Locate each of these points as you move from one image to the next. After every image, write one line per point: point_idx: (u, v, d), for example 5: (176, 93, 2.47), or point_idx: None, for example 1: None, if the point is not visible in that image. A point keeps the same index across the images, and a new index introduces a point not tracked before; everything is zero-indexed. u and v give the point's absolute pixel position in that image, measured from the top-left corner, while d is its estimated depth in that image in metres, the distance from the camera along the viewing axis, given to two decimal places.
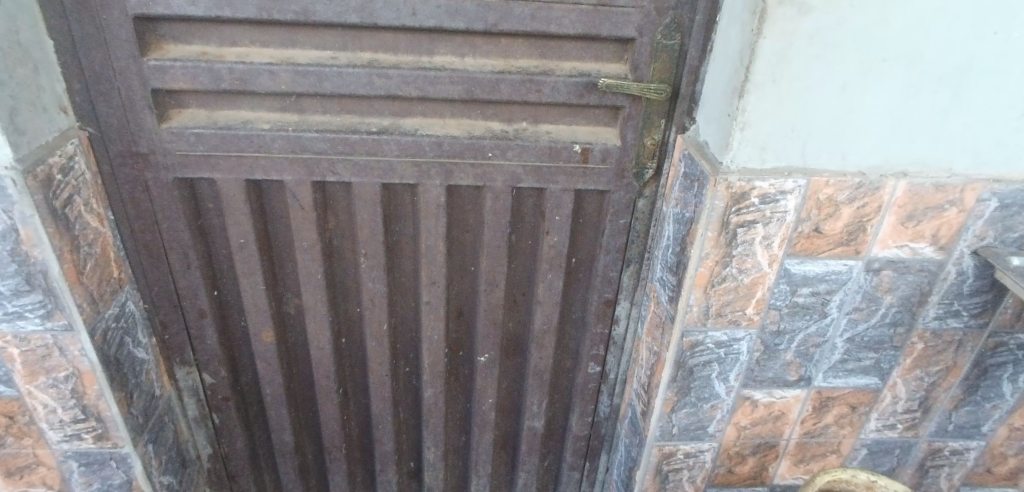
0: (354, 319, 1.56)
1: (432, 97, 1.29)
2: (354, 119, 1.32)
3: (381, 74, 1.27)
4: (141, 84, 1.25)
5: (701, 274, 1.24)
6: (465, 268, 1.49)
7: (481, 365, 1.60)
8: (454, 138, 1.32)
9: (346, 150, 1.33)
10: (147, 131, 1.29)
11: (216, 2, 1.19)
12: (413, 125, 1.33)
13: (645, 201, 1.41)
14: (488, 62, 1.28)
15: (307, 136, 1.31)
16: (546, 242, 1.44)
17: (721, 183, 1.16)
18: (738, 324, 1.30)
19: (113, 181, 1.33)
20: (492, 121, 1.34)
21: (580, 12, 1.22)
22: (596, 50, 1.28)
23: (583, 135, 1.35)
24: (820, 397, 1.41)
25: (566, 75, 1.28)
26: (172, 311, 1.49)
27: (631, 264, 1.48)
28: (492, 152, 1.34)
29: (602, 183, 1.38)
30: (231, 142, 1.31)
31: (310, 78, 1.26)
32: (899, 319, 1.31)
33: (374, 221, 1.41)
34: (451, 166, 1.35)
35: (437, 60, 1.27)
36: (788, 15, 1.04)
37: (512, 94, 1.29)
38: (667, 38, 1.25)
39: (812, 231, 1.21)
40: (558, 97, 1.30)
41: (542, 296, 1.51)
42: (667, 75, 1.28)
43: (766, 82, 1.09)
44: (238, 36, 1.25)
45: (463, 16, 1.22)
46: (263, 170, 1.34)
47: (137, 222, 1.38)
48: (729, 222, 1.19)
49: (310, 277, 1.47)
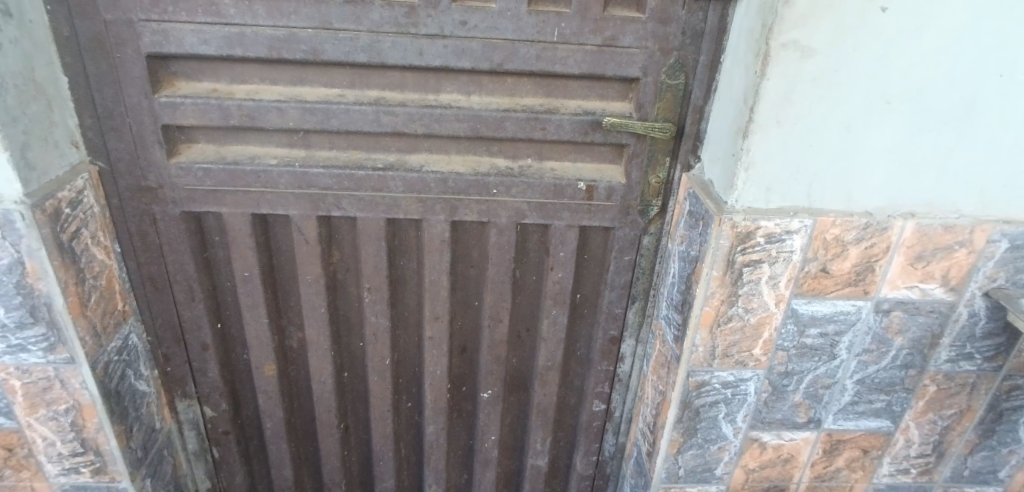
0: (357, 353, 1.56)
1: (437, 134, 1.30)
2: (361, 155, 1.33)
3: (387, 112, 1.28)
4: (152, 120, 1.27)
5: (707, 314, 1.23)
6: (469, 303, 1.49)
7: (484, 402, 1.58)
8: (458, 174, 1.33)
9: (352, 185, 1.33)
10: (156, 165, 1.31)
11: (227, 41, 1.22)
12: (419, 161, 1.34)
13: (651, 238, 1.40)
14: (493, 100, 1.29)
15: (313, 172, 1.32)
16: (551, 279, 1.43)
17: (726, 222, 1.15)
18: (745, 365, 1.28)
19: (121, 214, 1.34)
20: (497, 157, 1.35)
21: (585, 53, 1.24)
22: (601, 89, 1.29)
23: (588, 173, 1.35)
24: (831, 439, 1.38)
25: (571, 114, 1.29)
26: (174, 343, 1.49)
27: (636, 301, 1.47)
28: (497, 189, 1.34)
29: (607, 220, 1.37)
30: (239, 177, 1.32)
31: (318, 114, 1.28)
32: (910, 361, 1.29)
33: (378, 255, 1.41)
34: (456, 201, 1.35)
35: (444, 98, 1.29)
36: (791, 58, 1.04)
37: (517, 132, 1.30)
38: (671, 78, 1.25)
39: (819, 271, 1.20)
40: (562, 135, 1.30)
41: (546, 333, 1.49)
42: (672, 114, 1.28)
43: (769, 123, 1.09)
44: (248, 74, 1.27)
45: (469, 55, 1.24)
46: (269, 205, 1.35)
47: (143, 255, 1.39)
48: (734, 261, 1.18)
49: (314, 310, 1.47)
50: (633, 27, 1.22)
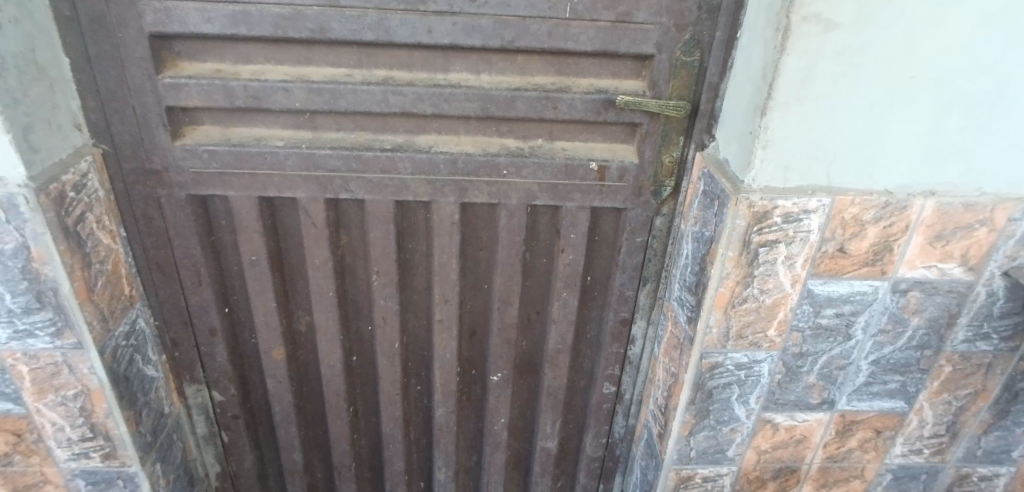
0: (366, 337, 1.54)
1: (447, 114, 1.28)
2: (369, 136, 1.32)
3: (396, 91, 1.26)
4: (156, 101, 1.25)
5: (721, 295, 1.21)
6: (479, 285, 1.47)
7: (494, 385, 1.57)
8: (468, 155, 1.31)
9: (360, 167, 1.32)
10: (161, 148, 1.29)
11: (232, 20, 1.19)
12: (428, 142, 1.32)
13: (663, 219, 1.38)
14: (503, 79, 1.27)
15: (321, 153, 1.30)
16: (561, 261, 1.42)
17: (742, 202, 1.14)
18: (760, 346, 1.26)
19: (126, 197, 1.33)
20: (507, 138, 1.33)
21: (597, 30, 1.21)
22: (613, 68, 1.27)
23: (599, 153, 1.33)
24: (844, 420, 1.36)
25: (582, 93, 1.27)
26: (182, 328, 1.47)
27: (648, 283, 1.45)
28: (507, 170, 1.32)
29: (619, 201, 1.35)
30: (245, 159, 1.30)
31: (325, 95, 1.26)
32: (926, 342, 1.27)
33: (387, 238, 1.39)
34: (466, 183, 1.33)
35: (453, 77, 1.27)
36: (812, 35, 1.03)
37: (527, 111, 1.28)
38: (686, 55, 1.22)
39: (836, 251, 1.18)
40: (574, 114, 1.28)
41: (556, 317, 1.48)
42: (687, 92, 1.26)
43: (789, 101, 1.08)
44: (253, 54, 1.25)
45: (479, 33, 1.21)
46: (276, 187, 1.33)
47: (149, 238, 1.37)
48: (750, 241, 1.17)
49: (322, 294, 1.45)
50: (647, 2, 1.18)
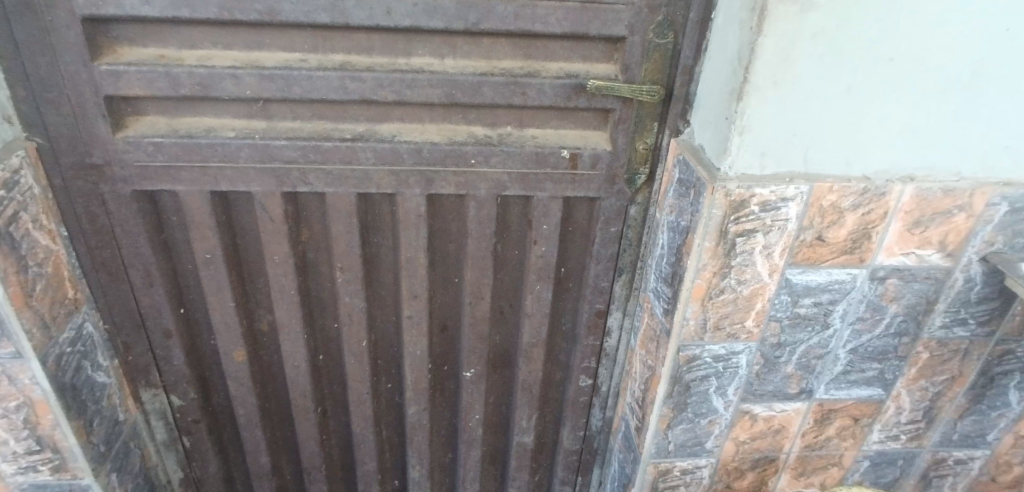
0: (333, 335, 1.47)
1: (410, 101, 1.21)
2: (327, 125, 1.25)
3: (354, 77, 1.18)
4: (93, 91, 1.16)
5: (698, 287, 1.17)
6: (449, 279, 1.41)
7: (466, 381, 1.51)
8: (433, 144, 1.24)
9: (319, 158, 1.24)
10: (103, 141, 1.20)
11: (173, 2, 1.10)
12: (390, 131, 1.25)
13: (638, 208, 1.33)
14: (469, 63, 1.20)
15: (276, 145, 1.22)
16: (534, 253, 1.36)
17: (719, 191, 1.09)
18: (737, 338, 1.23)
19: (66, 195, 1.24)
20: (474, 125, 1.26)
21: (566, 10, 1.15)
22: (584, 50, 1.21)
23: (571, 140, 1.27)
24: (822, 409, 1.34)
25: (552, 77, 1.21)
26: (134, 331, 1.39)
27: (623, 273, 1.40)
28: (475, 159, 1.26)
29: (592, 189, 1.30)
30: (194, 152, 1.22)
31: (278, 82, 1.18)
32: (904, 329, 1.25)
33: (350, 232, 1.32)
34: (431, 173, 1.27)
35: (415, 62, 1.20)
36: (792, 13, 0.98)
37: (495, 97, 1.22)
38: (659, 37, 1.17)
39: (814, 239, 1.15)
40: (544, 100, 1.22)
41: (529, 310, 1.43)
42: (660, 76, 1.20)
43: (766, 84, 1.03)
44: (199, 38, 1.16)
45: (441, 14, 1.14)
46: (229, 181, 1.25)
47: (94, 238, 1.28)
48: (727, 231, 1.13)
49: (283, 293, 1.37)
50: None
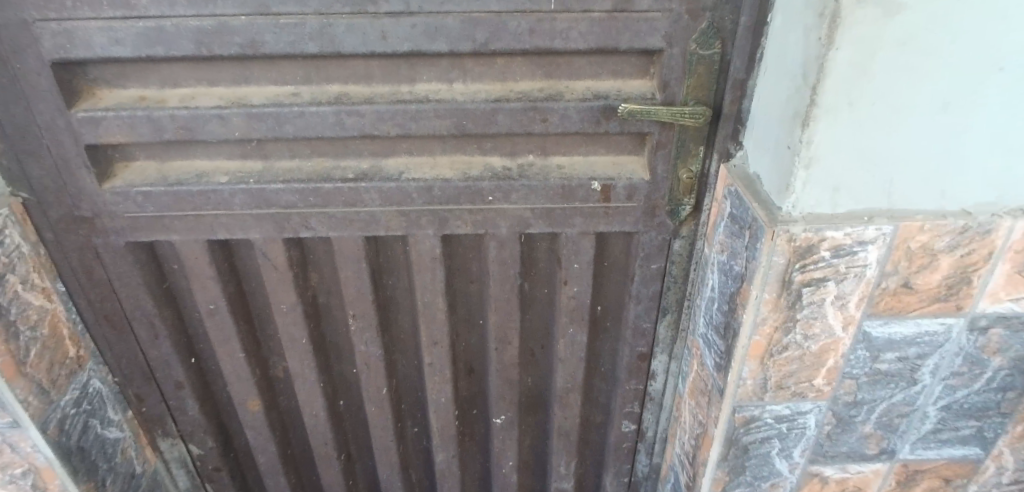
0: (351, 380, 1.37)
1: (416, 134, 1.06)
2: (328, 163, 1.11)
3: (351, 111, 1.04)
4: (73, 140, 1.06)
5: (757, 343, 1.00)
6: (472, 321, 1.28)
7: (497, 427, 1.38)
8: (445, 181, 1.10)
9: (319, 201, 1.11)
10: (89, 192, 1.10)
11: (145, 39, 0.98)
12: (397, 167, 1.11)
13: (683, 242, 1.15)
14: (481, 88, 1.04)
15: (272, 189, 1.10)
16: (565, 293, 1.21)
17: (780, 235, 0.90)
18: (804, 397, 1.05)
19: (59, 249, 1.16)
20: (491, 156, 1.11)
21: (591, 23, 0.97)
22: (614, 66, 1.03)
23: (603, 169, 1.10)
24: (906, 470, 1.15)
25: (577, 100, 1.03)
26: (145, 383, 1.31)
27: (668, 313, 1.23)
28: (493, 196, 1.11)
29: (629, 223, 1.13)
30: (185, 200, 1.11)
31: (268, 120, 1.05)
32: (1010, 383, 1.05)
33: (360, 278, 1.19)
34: (445, 213, 1.12)
35: (419, 89, 1.04)
36: (870, 19, 0.78)
37: (512, 126, 1.05)
38: (703, 47, 0.98)
39: (899, 286, 0.96)
40: (569, 126, 1.05)
41: (562, 353, 1.28)
42: (705, 93, 1.01)
43: (837, 107, 0.83)
44: (181, 75, 1.04)
45: (445, 35, 0.98)
46: (225, 228, 1.14)
47: (93, 292, 1.20)
48: (791, 281, 0.94)
49: (295, 341, 1.27)
50: None
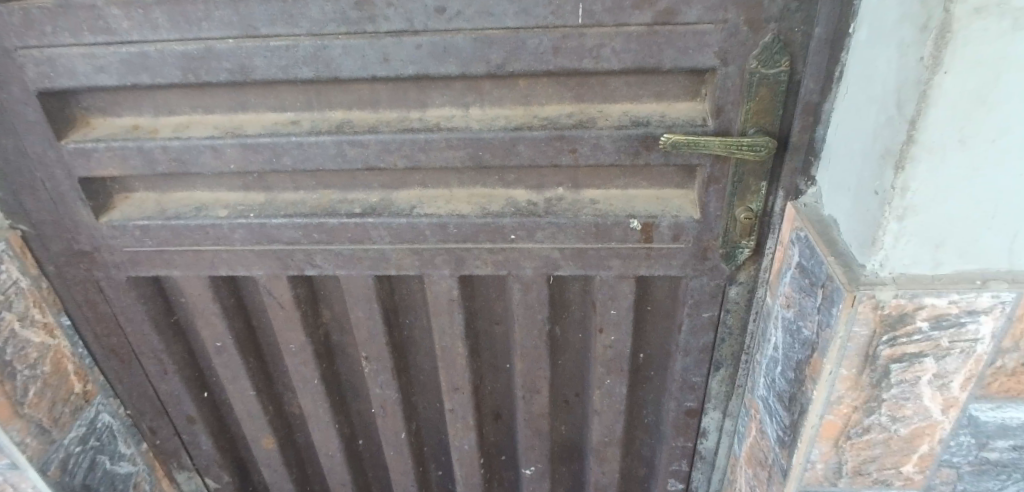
0: (370, 420, 1.27)
1: (426, 166, 0.93)
2: (334, 195, 1.00)
3: (353, 142, 0.92)
4: (66, 173, 0.98)
5: (830, 423, 0.81)
6: (498, 365, 1.15)
7: (527, 478, 1.25)
8: (461, 217, 0.96)
9: (323, 238, 1.00)
10: (87, 226, 1.03)
11: (128, 66, 0.88)
12: (408, 201, 0.98)
13: (740, 288, 0.99)
14: (500, 113, 0.90)
15: (273, 224, 0.99)
16: (600, 342, 1.06)
17: (863, 302, 0.72)
18: (888, 484, 0.87)
19: (62, 282, 1.09)
20: (514, 189, 0.97)
21: (628, 39, 0.80)
22: (658, 86, 0.87)
23: (644, 204, 0.95)
24: None
25: (612, 127, 0.88)
26: (157, 417, 1.25)
27: (721, 368, 1.07)
28: (515, 234, 0.97)
29: (675, 267, 0.97)
30: (183, 235, 1.01)
31: (264, 152, 0.94)
32: None
33: (372, 319, 1.08)
34: (462, 252, 0.99)
35: (431, 115, 0.91)
36: (990, 33, 0.59)
37: (536, 157, 0.91)
38: (766, 65, 0.80)
39: (1019, 366, 0.76)
40: (603, 158, 0.90)
41: (598, 404, 1.14)
42: (769, 119, 0.84)
43: (943, 145, 0.64)
44: (174, 102, 0.94)
45: (455, 56, 0.84)
46: (227, 265, 1.04)
47: (99, 326, 1.14)
48: (877, 355, 0.75)
49: (306, 382, 1.17)
50: None
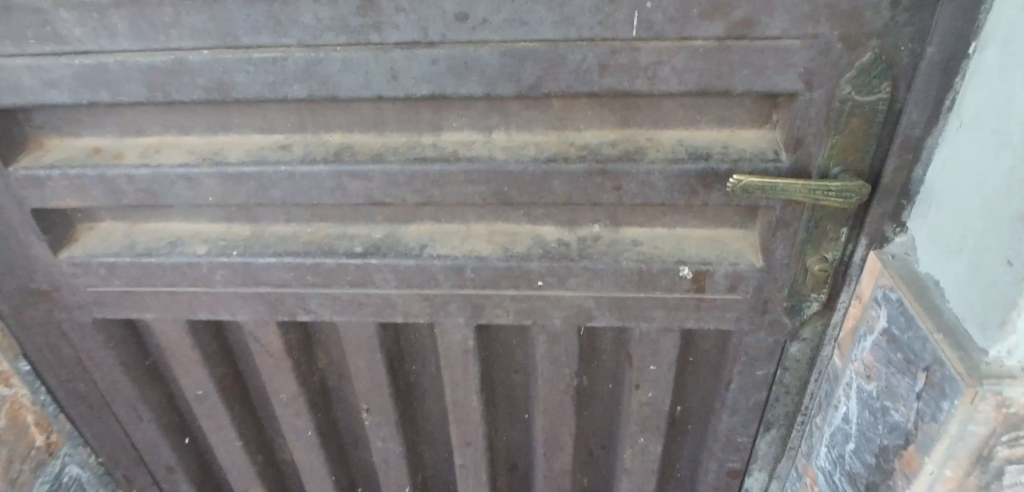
0: (371, 470, 1.13)
1: (441, 202, 0.79)
2: (333, 229, 0.86)
3: (354, 173, 0.77)
4: (15, 203, 0.83)
5: None
6: (517, 415, 1.02)
7: None
8: (480, 259, 0.82)
9: (319, 280, 0.85)
10: (44, 263, 0.88)
11: (84, 81, 0.73)
12: (418, 238, 0.84)
13: (802, 345, 0.85)
14: (530, 138, 0.76)
15: (260, 263, 0.85)
16: (636, 399, 0.92)
17: (986, 399, 0.58)
18: None
19: (17, 324, 0.94)
20: (542, 225, 0.83)
21: (693, 56, 0.66)
22: (720, 110, 0.73)
23: (696, 248, 0.81)
24: None
25: (664, 160, 0.73)
26: (132, 467, 1.10)
27: (772, 428, 0.94)
28: (543, 280, 0.83)
29: (729, 320, 0.83)
30: (155, 274, 0.87)
31: (248, 183, 0.79)
32: None
33: (374, 368, 0.94)
34: (480, 298, 0.85)
35: (446, 140, 0.77)
36: None
37: (572, 194, 0.76)
38: (861, 91, 0.65)
39: None
40: (653, 197, 0.75)
41: (631, 464, 1.00)
42: (858, 156, 0.69)
43: None
44: (142, 121, 0.80)
45: (479, 75, 0.69)
46: (207, 307, 0.90)
47: (63, 370, 0.99)
48: (993, 455, 0.61)
49: (298, 434, 1.03)
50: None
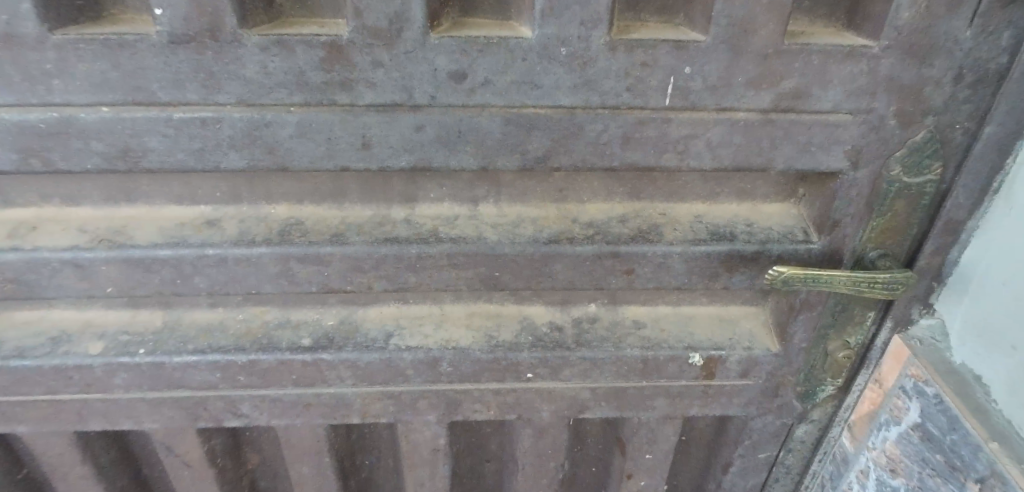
0: None
1: (414, 289, 0.64)
2: (273, 315, 0.69)
3: (306, 257, 0.61)
4: None
5: None
6: None
7: None
8: (459, 351, 0.68)
9: (255, 380, 0.68)
10: None
11: None
12: (381, 326, 0.69)
13: (809, 426, 0.78)
14: (523, 213, 0.64)
15: (176, 364, 0.67)
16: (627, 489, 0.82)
17: None
18: None
19: None
20: (530, 305, 0.71)
21: (733, 130, 0.56)
22: (742, 183, 0.64)
23: (704, 331, 0.71)
24: None
25: (683, 241, 0.63)
26: None
27: None
28: (533, 372, 0.70)
29: (737, 406, 0.74)
30: (28, 382, 0.66)
31: (162, 271, 0.61)
32: None
33: (321, 472, 0.78)
34: (457, 394, 0.71)
35: (420, 214, 0.63)
36: None
37: (576, 279, 0.64)
38: (909, 172, 0.58)
39: None
40: (668, 281, 0.65)
41: None
42: (896, 239, 0.62)
43: None
44: (11, 189, 0.60)
45: (476, 144, 0.55)
46: (104, 417, 0.70)
47: None
48: None
49: None
50: (845, 69, 0.54)
